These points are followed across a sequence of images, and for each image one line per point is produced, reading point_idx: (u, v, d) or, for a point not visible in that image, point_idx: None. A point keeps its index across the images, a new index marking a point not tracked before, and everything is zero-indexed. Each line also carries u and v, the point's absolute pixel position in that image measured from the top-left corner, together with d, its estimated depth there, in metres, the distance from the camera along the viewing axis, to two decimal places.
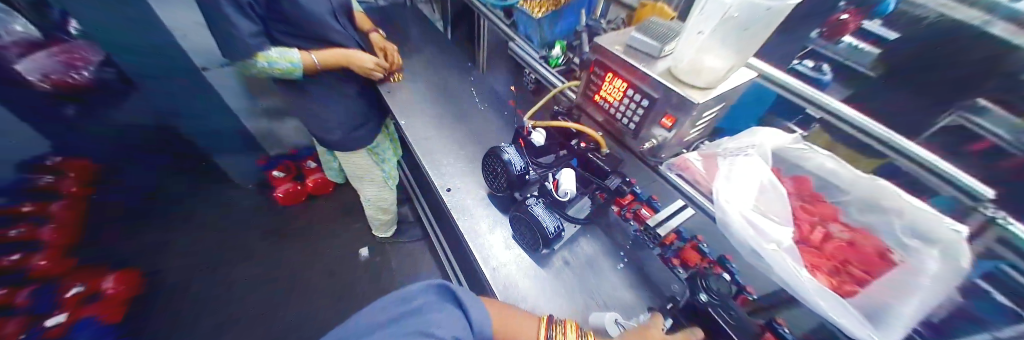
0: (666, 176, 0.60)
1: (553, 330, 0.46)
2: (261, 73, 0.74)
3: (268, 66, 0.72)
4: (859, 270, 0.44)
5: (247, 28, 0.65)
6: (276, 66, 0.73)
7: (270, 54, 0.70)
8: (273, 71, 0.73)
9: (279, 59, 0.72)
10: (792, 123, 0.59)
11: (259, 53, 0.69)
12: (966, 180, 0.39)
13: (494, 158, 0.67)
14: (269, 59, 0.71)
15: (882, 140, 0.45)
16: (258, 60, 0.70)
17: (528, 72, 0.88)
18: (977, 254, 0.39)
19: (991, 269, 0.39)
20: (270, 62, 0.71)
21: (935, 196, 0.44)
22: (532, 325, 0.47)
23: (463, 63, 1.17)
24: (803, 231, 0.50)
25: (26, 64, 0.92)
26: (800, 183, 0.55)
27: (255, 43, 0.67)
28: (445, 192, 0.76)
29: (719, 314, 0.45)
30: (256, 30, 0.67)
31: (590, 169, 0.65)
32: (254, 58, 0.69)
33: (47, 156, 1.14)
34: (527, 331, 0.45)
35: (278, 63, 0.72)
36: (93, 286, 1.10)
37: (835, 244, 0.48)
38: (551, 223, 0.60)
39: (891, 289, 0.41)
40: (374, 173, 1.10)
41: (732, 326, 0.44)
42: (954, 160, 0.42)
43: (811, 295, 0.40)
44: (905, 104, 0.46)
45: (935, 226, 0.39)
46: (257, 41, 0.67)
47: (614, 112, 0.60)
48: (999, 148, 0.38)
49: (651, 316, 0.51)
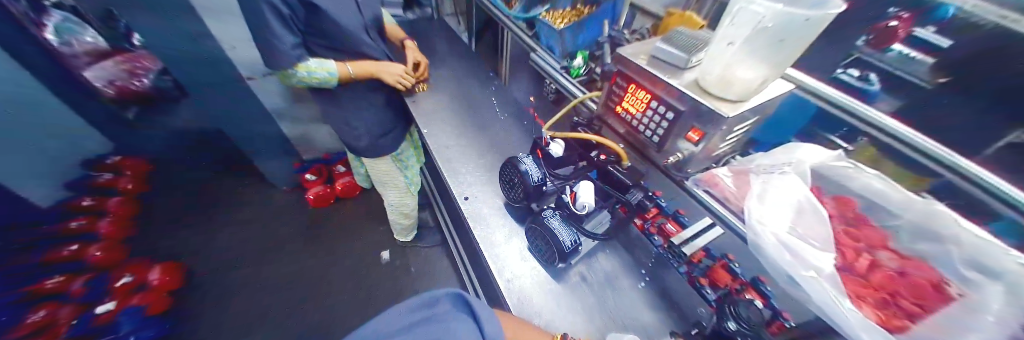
0: (694, 192, 0.59)
1: None
2: (301, 84, 0.79)
3: (308, 75, 0.76)
4: (910, 303, 0.40)
5: (286, 39, 0.69)
6: (314, 76, 0.77)
7: (310, 64, 0.75)
8: (311, 80, 0.77)
9: (318, 69, 0.76)
10: (834, 137, 0.54)
11: (299, 64, 0.73)
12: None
13: (511, 168, 0.67)
14: (308, 69, 0.75)
15: (936, 157, 0.42)
16: (299, 70, 0.74)
17: (549, 82, 0.88)
18: None
19: None
20: (309, 72, 0.75)
21: (992, 222, 0.41)
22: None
23: (484, 73, 1.19)
24: (846, 258, 0.46)
25: (95, 71, 1.09)
26: (843, 204, 0.51)
27: (294, 55, 0.71)
28: (462, 200, 0.76)
29: None
30: (294, 41, 0.70)
31: (610, 182, 0.63)
32: (296, 69, 0.73)
33: (108, 155, 1.31)
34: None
35: (316, 73, 0.77)
36: (141, 276, 1.17)
37: (882, 273, 0.43)
38: (567, 237, 0.58)
39: (948, 326, 0.36)
40: (396, 179, 1.13)
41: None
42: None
43: (851, 328, 0.36)
44: (963, 115, 0.41)
45: (999, 258, 0.36)
46: (296, 53, 0.71)
47: (636, 124, 0.59)
48: None
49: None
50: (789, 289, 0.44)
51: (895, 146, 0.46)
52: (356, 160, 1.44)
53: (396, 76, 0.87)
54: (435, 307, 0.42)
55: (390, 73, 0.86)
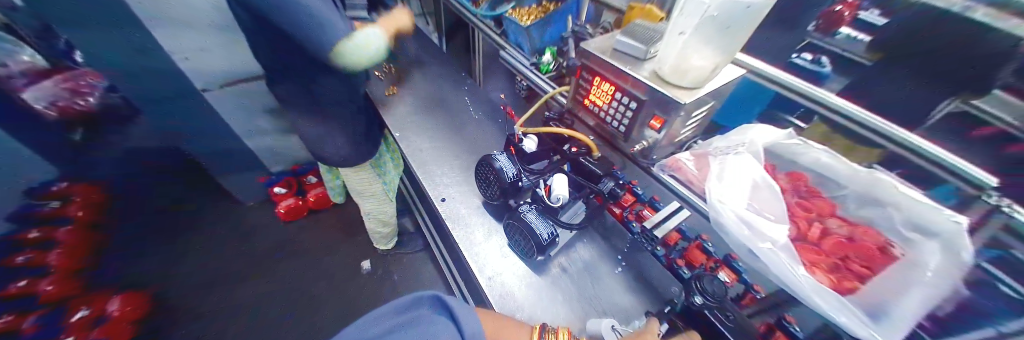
0: (660, 177, 0.61)
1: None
2: (358, 62, 0.75)
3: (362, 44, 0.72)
4: (858, 266, 0.43)
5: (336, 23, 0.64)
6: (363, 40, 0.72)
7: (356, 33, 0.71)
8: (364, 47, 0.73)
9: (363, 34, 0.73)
10: (794, 119, 0.58)
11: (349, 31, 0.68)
12: (972, 171, 0.39)
13: (487, 166, 0.67)
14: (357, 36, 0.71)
15: (884, 133, 0.43)
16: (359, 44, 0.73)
17: (520, 79, 0.89)
18: (981, 244, 0.39)
19: (997, 255, 0.38)
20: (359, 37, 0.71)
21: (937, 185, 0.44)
22: (525, 333, 0.46)
23: (456, 75, 1.18)
24: (800, 229, 0.49)
25: (32, 92, 0.89)
26: (796, 178, 0.54)
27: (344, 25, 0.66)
28: (439, 202, 0.76)
29: (716, 317, 0.44)
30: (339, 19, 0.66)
31: (582, 174, 0.65)
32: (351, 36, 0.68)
33: (56, 181, 1.07)
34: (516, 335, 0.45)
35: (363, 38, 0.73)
36: (97, 309, 1.09)
37: (833, 241, 0.47)
38: (544, 229, 0.59)
39: (893, 283, 0.40)
40: (373, 187, 1.10)
41: (729, 327, 0.42)
42: (967, 152, 0.41)
43: (808, 293, 0.39)
44: None
45: (937, 219, 0.40)
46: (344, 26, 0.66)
47: (604, 116, 0.61)
48: (1010, 135, 0.39)
49: (646, 320, 0.49)
50: (751, 261, 0.47)
51: (850, 125, 0.47)
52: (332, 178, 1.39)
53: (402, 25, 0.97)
54: (416, 308, 0.42)
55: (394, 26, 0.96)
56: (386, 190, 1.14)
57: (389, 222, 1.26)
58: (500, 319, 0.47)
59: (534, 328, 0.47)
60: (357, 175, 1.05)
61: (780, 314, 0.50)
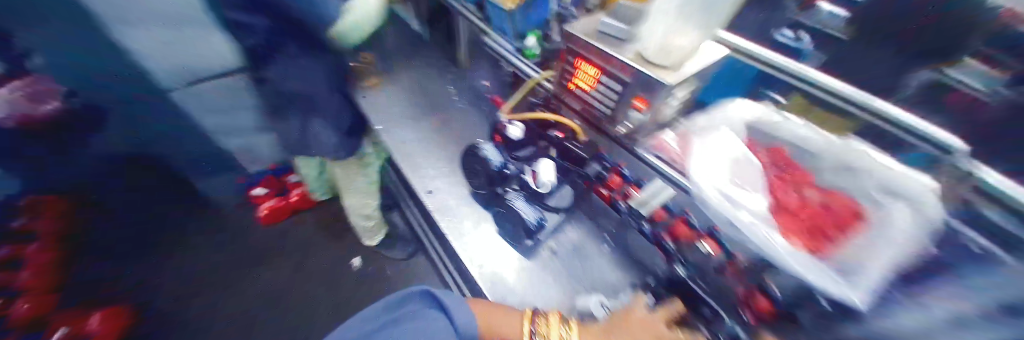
0: (642, 157, 0.59)
1: (538, 324, 0.46)
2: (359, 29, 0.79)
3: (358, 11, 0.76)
4: (834, 232, 0.43)
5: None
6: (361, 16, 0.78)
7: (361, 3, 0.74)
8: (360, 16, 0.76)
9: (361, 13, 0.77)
10: (772, 94, 0.58)
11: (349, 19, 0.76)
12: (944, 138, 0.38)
13: (474, 156, 0.69)
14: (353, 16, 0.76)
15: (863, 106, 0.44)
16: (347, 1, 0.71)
17: (505, 65, 0.88)
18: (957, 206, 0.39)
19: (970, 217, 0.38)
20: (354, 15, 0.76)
21: (910, 152, 0.44)
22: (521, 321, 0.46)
23: (438, 64, 1.14)
24: (778, 198, 0.47)
25: None
26: (776, 153, 0.53)
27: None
28: (426, 194, 0.75)
29: None
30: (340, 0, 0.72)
31: (569, 158, 0.68)
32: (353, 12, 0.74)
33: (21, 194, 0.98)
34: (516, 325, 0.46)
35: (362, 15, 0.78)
36: (78, 326, 1.07)
37: (811, 209, 0.45)
38: (532, 216, 0.63)
39: (866, 245, 0.41)
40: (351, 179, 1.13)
41: None
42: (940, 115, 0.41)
43: (782, 254, 0.42)
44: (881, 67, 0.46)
45: (906, 184, 0.42)
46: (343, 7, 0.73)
47: (589, 100, 0.61)
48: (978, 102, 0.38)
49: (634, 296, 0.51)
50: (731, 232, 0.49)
51: (831, 101, 0.48)
52: (320, 183, 1.35)
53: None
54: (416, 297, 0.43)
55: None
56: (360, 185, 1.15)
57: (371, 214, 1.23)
58: (492, 309, 0.48)
59: (529, 316, 0.47)
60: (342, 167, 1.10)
61: (758, 282, 0.50)
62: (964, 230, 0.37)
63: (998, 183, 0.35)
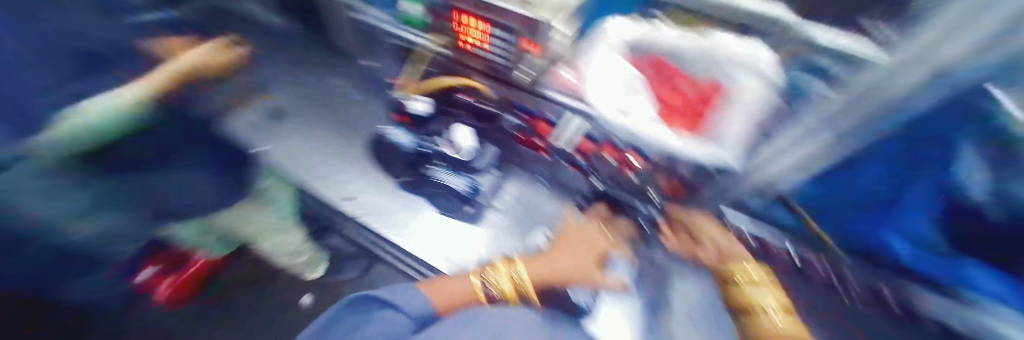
0: (549, 95, 0.65)
1: (485, 274, 0.60)
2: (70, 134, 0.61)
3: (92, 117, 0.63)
4: (703, 110, 0.55)
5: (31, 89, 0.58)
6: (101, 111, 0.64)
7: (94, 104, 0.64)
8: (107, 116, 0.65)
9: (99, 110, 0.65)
10: (653, 11, 0.54)
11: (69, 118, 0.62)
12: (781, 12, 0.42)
13: (387, 144, 0.71)
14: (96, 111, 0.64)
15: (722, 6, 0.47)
16: (77, 106, 0.64)
17: (389, 39, 0.80)
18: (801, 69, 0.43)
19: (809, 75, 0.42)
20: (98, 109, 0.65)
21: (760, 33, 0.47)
22: (464, 278, 0.60)
23: (327, 57, 0.94)
24: (663, 96, 0.58)
25: None
26: (657, 62, 0.58)
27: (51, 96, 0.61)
28: (342, 202, 0.68)
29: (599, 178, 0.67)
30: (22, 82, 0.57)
31: (483, 119, 0.71)
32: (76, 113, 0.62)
33: None
34: (459, 287, 0.59)
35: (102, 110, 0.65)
36: None
37: (688, 98, 0.56)
38: (461, 185, 0.64)
39: (727, 114, 0.52)
40: (264, 220, 0.76)
41: None
42: None
43: (671, 146, 0.57)
44: None
45: (754, 62, 0.47)
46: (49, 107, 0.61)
47: (486, 55, 0.63)
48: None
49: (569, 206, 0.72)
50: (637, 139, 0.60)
51: (697, 8, 0.49)
52: None
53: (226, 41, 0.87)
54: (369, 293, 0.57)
55: (213, 49, 0.84)
56: (277, 224, 0.76)
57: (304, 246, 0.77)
58: (444, 277, 0.61)
59: (474, 273, 0.61)
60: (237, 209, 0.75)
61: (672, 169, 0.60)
62: (815, 87, 0.42)
63: (832, 40, 0.38)
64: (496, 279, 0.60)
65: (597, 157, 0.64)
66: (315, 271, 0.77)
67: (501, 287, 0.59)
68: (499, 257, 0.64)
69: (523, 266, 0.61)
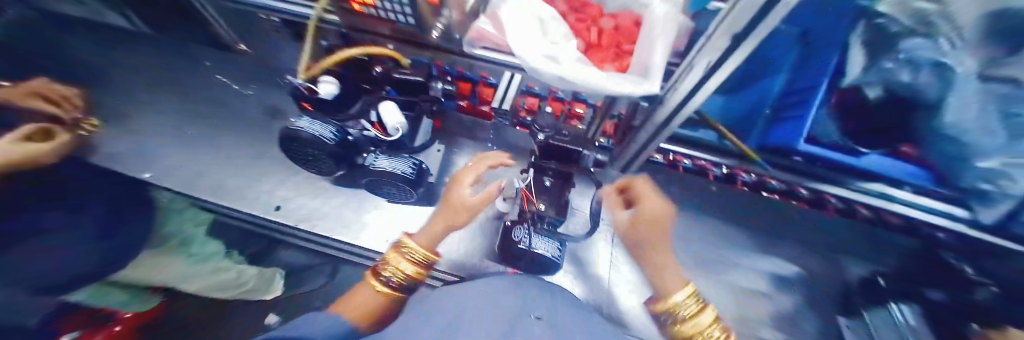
0: (474, 53, 0.61)
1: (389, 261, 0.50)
2: None
3: None
4: (625, 45, 0.59)
5: None
6: None
7: None
8: None
9: None
10: None
11: None
12: None
13: (290, 141, 0.52)
14: None
15: None
16: None
17: (268, 13, 0.73)
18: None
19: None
20: None
21: None
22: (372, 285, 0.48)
23: (213, 57, 0.80)
24: (585, 34, 0.61)
25: None
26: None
27: None
28: (275, 212, 0.64)
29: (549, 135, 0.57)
30: None
31: (406, 90, 0.59)
32: None
33: None
34: (366, 292, 0.47)
35: None
36: None
37: (606, 34, 0.60)
38: (405, 165, 0.56)
39: (645, 41, 0.54)
40: (174, 267, 0.50)
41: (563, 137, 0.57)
42: None
43: (609, 87, 0.48)
44: None
45: None
46: None
47: (386, 15, 0.55)
48: None
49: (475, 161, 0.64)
50: (566, 84, 0.52)
51: None
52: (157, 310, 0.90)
53: (50, 108, 0.54)
54: (315, 288, 0.60)
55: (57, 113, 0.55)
56: (191, 268, 0.52)
57: (244, 266, 0.57)
58: (343, 298, 0.48)
59: (370, 275, 0.49)
60: (126, 272, 0.47)
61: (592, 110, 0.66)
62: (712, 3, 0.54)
63: None
64: (395, 268, 0.49)
65: (542, 110, 0.62)
66: (270, 291, 0.57)
67: (406, 274, 0.49)
68: (391, 247, 0.52)
69: (415, 242, 0.52)
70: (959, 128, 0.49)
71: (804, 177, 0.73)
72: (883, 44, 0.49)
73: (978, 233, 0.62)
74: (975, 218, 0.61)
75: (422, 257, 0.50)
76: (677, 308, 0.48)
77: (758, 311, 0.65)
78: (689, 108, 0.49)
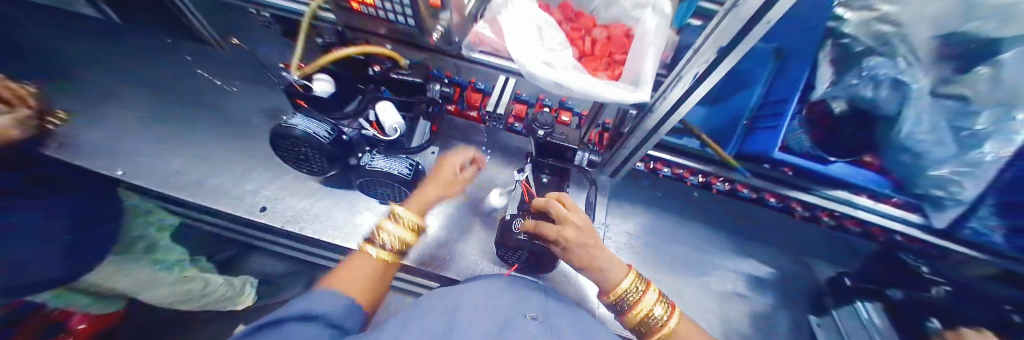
0: (472, 57, 0.59)
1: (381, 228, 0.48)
2: None
3: None
4: (618, 55, 0.62)
5: None
6: None
7: None
8: None
9: None
10: None
11: None
12: None
13: (284, 139, 0.51)
14: None
15: None
16: None
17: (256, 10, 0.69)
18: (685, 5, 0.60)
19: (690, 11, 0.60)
20: None
21: None
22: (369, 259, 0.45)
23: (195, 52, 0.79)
24: (579, 44, 0.64)
25: None
26: (564, 9, 0.67)
27: None
28: (260, 214, 0.59)
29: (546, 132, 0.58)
30: None
31: (404, 91, 0.61)
32: None
33: None
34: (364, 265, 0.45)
35: None
36: None
37: (600, 44, 0.63)
38: (401, 167, 0.55)
39: (635, 49, 0.56)
40: (141, 274, 0.52)
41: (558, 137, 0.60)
42: None
43: (597, 94, 0.50)
44: None
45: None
46: None
47: (383, 15, 0.51)
48: None
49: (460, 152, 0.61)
50: (559, 90, 0.53)
51: None
52: None
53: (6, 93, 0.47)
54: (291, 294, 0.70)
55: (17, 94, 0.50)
56: (154, 276, 0.53)
57: (210, 275, 0.60)
58: (333, 270, 0.44)
59: (362, 243, 0.48)
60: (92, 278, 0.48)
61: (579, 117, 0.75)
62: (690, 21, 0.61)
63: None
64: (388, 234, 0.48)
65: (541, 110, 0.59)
66: (240, 301, 0.63)
67: (398, 239, 0.48)
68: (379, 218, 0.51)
69: (404, 208, 0.51)
70: (915, 139, 0.54)
71: (781, 185, 0.77)
72: (846, 62, 0.54)
73: (927, 235, 0.69)
74: (928, 222, 0.68)
75: (414, 224, 0.50)
76: (631, 295, 0.43)
77: (739, 312, 0.67)
78: (677, 117, 0.51)
